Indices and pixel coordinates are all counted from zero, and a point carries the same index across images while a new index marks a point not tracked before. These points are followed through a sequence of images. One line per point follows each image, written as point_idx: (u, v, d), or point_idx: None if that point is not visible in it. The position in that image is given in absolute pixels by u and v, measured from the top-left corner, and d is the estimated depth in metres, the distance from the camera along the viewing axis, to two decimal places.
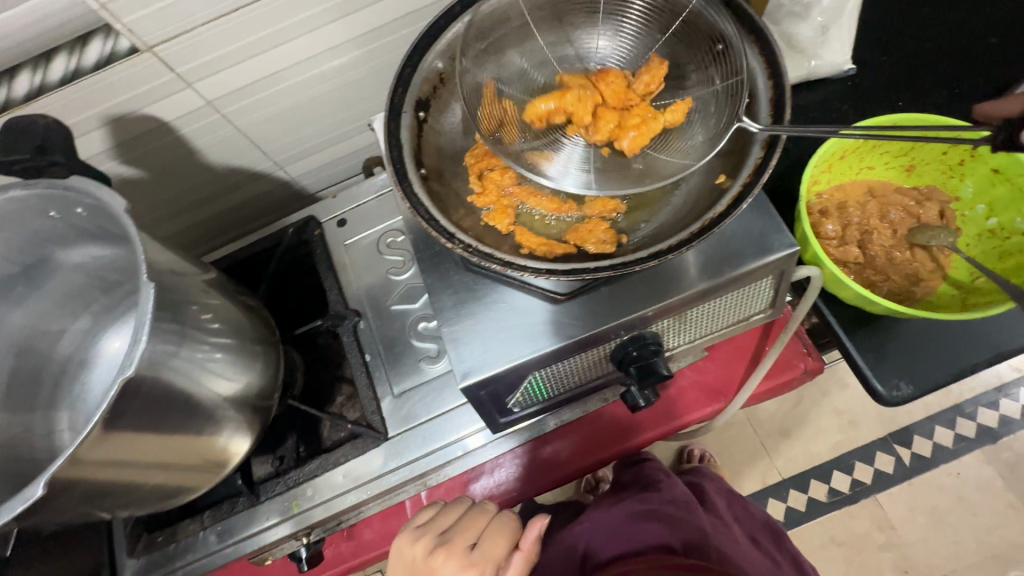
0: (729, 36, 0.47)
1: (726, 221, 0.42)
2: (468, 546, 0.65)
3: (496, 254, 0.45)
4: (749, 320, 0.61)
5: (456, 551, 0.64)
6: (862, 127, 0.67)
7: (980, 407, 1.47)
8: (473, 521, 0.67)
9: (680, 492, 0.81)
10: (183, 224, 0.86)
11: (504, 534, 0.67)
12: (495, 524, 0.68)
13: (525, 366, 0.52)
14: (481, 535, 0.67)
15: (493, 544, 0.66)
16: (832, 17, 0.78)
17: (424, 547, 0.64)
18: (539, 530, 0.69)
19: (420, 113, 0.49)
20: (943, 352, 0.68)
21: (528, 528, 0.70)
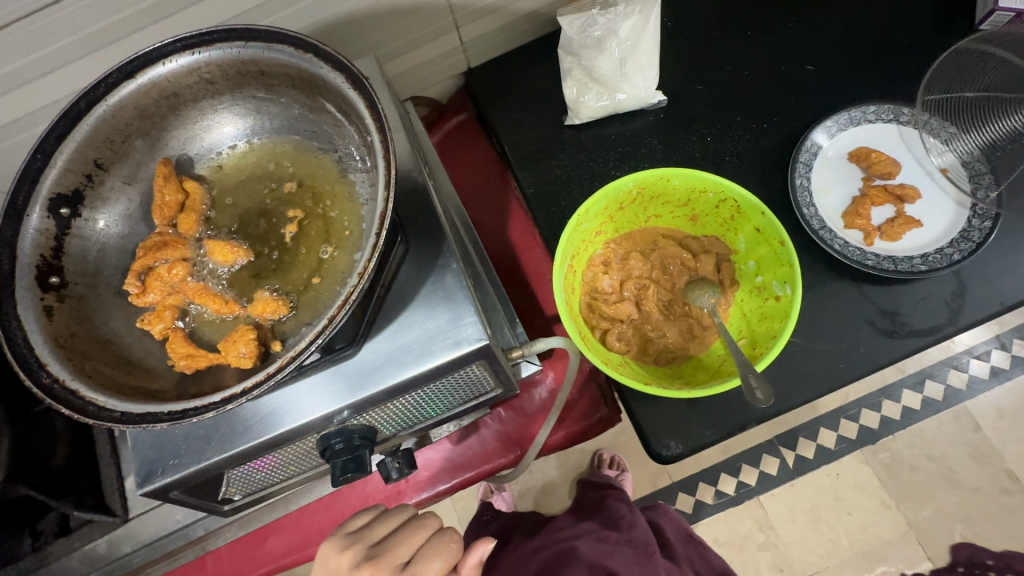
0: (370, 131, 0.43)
1: (308, 357, 0.37)
2: (399, 563, 0.53)
3: (91, 386, 0.39)
4: (487, 395, 0.59)
5: (384, 564, 0.53)
6: (629, 180, 0.65)
7: (863, 409, 1.43)
8: (411, 537, 0.56)
9: (642, 533, 0.82)
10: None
11: (447, 554, 0.54)
12: (432, 544, 0.55)
13: (214, 467, 0.50)
14: (418, 552, 0.55)
15: (427, 566, 0.53)
16: (629, 49, 0.73)
17: (349, 560, 0.53)
18: (483, 554, 0.54)
19: (59, 211, 0.45)
20: (715, 409, 0.68)
21: (472, 546, 0.56)
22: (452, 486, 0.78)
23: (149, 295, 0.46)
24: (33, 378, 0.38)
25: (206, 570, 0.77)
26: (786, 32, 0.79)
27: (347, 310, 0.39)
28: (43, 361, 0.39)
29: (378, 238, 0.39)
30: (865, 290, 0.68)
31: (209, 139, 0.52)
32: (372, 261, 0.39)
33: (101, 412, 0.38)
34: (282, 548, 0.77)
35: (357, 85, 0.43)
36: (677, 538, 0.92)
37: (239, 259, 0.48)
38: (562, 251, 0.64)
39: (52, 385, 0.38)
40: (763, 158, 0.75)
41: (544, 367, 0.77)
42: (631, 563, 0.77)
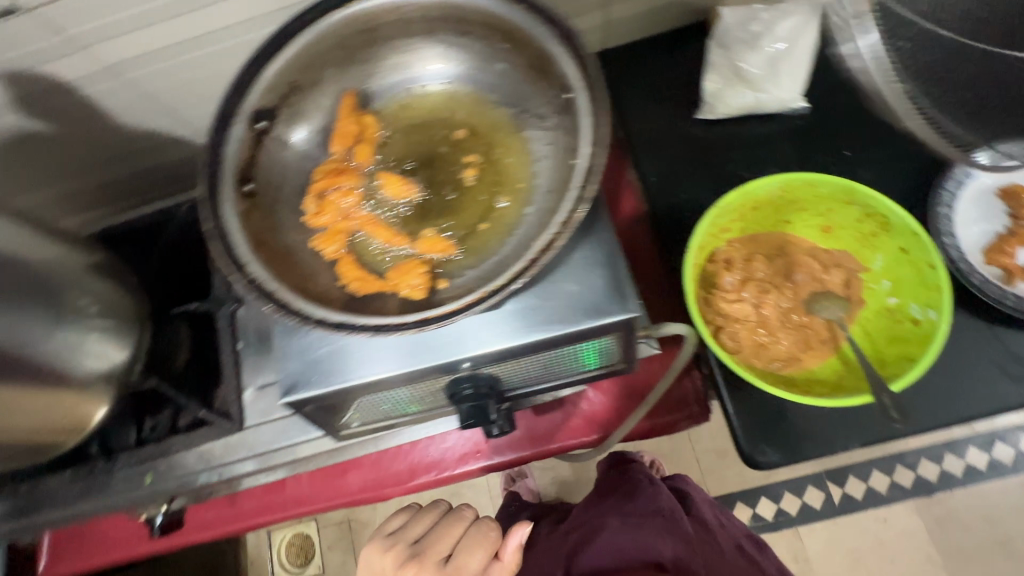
0: (571, 89, 0.44)
1: (500, 297, 0.38)
2: (442, 558, 0.65)
3: (282, 291, 0.42)
4: (604, 370, 0.60)
5: (427, 561, 0.64)
6: (775, 181, 0.63)
7: (922, 459, 1.38)
8: (447, 534, 0.67)
9: (666, 500, 0.78)
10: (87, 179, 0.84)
11: (486, 542, 0.67)
12: (472, 535, 0.67)
13: (351, 389, 0.53)
14: (457, 547, 0.66)
15: (468, 557, 0.65)
16: (784, 50, 0.72)
17: (395, 559, 0.65)
18: (520, 537, 0.67)
19: (256, 125, 0.47)
20: (818, 425, 0.66)
21: (510, 534, 0.68)
22: (527, 456, 0.78)
23: (325, 217, 0.48)
24: (238, 275, 0.41)
25: (285, 492, 0.81)
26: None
27: (539, 256, 0.40)
28: (244, 261, 0.42)
29: (575, 191, 0.40)
30: (997, 332, 0.66)
31: (390, 77, 0.53)
32: (564, 216, 0.40)
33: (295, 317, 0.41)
34: (359, 484, 0.80)
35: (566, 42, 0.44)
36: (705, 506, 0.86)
37: (409, 197, 0.50)
38: (693, 241, 0.64)
39: (252, 286, 0.42)
40: (902, 181, 0.73)
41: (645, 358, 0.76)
42: (662, 535, 0.73)
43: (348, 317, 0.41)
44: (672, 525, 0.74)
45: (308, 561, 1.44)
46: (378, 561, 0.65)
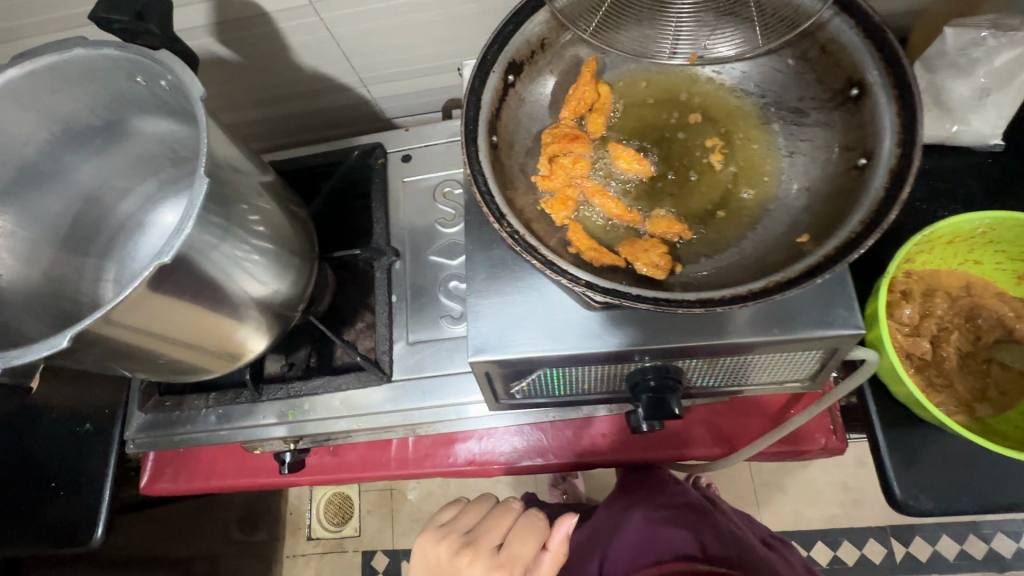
0: (867, 82, 0.41)
1: (793, 291, 0.37)
2: (493, 546, 0.59)
3: (542, 249, 0.41)
4: (781, 385, 0.57)
5: (481, 550, 0.58)
6: (989, 217, 0.59)
7: (998, 532, 1.38)
8: (497, 524, 0.61)
9: (696, 496, 0.80)
10: (245, 110, 0.85)
11: (531, 532, 0.60)
12: (521, 525, 0.60)
13: (539, 360, 0.51)
14: (509, 533, 0.60)
15: (521, 545, 0.58)
16: (997, 81, 0.67)
17: (449, 548, 0.59)
18: (569, 528, 0.59)
19: (509, 77, 0.46)
20: (981, 480, 0.63)
21: (557, 524, 0.60)
22: (640, 457, 0.76)
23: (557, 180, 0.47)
24: (499, 227, 0.41)
25: (390, 452, 0.80)
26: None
27: (831, 255, 0.38)
28: (503, 211, 0.42)
29: (874, 191, 0.38)
30: None
31: (633, 48, 0.51)
32: (862, 216, 0.38)
33: (559, 277, 0.40)
34: (465, 456, 0.78)
35: (867, 33, 0.41)
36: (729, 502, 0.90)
37: (639, 172, 0.48)
38: (888, 266, 0.60)
39: (514, 239, 0.41)
40: None
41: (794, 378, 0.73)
42: (687, 529, 0.76)
43: (615, 285, 0.40)
44: (701, 522, 0.77)
45: (345, 521, 1.41)
46: (433, 546, 0.59)
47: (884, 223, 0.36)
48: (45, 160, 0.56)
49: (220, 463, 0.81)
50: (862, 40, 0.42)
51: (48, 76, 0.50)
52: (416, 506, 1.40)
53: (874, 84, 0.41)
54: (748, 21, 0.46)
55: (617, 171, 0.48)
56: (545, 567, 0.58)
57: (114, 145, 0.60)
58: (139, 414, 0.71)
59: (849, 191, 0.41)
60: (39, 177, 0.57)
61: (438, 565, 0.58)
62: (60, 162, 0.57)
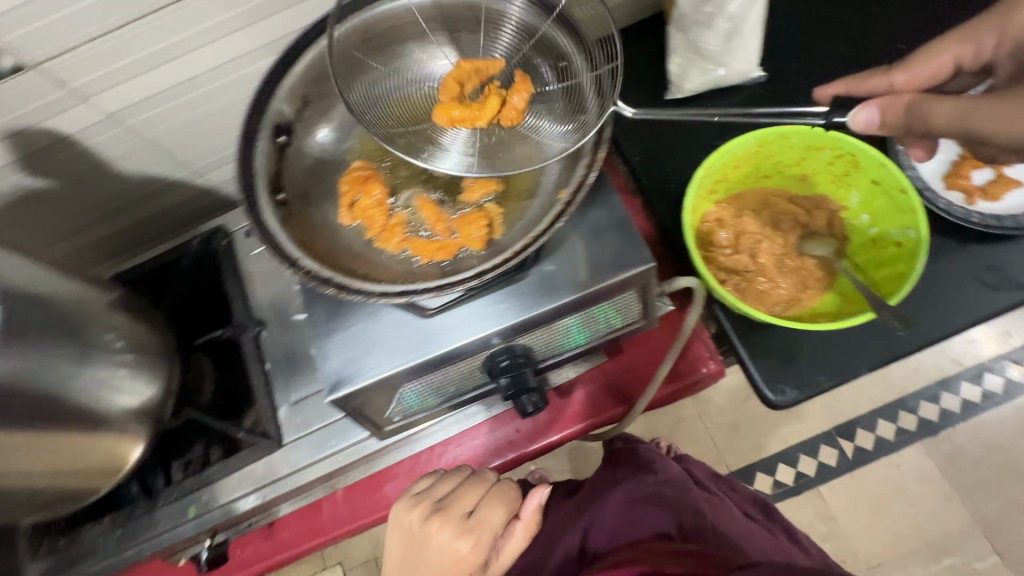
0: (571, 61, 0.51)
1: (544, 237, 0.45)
2: (465, 514, 0.65)
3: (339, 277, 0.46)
4: (626, 329, 0.64)
5: (449, 517, 0.64)
6: (751, 137, 0.68)
7: (921, 401, 1.51)
8: (469, 493, 0.68)
9: (676, 470, 0.73)
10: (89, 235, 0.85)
11: (501, 512, 0.67)
12: (491, 494, 0.68)
13: (394, 379, 0.54)
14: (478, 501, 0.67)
15: (489, 513, 0.66)
16: (738, 25, 0.78)
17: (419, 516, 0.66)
18: (541, 498, 0.68)
19: (278, 138, 0.50)
20: (832, 358, 0.71)
21: (529, 496, 0.69)
22: (559, 439, 0.80)
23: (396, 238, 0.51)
24: (294, 271, 0.45)
25: (323, 516, 0.80)
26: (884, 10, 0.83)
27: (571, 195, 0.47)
28: (297, 257, 0.46)
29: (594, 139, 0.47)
30: (972, 249, 0.72)
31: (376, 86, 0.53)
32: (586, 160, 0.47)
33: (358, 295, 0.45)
34: (396, 495, 0.80)
35: (554, 24, 0.52)
36: (708, 476, 0.87)
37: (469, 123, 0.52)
38: (686, 204, 0.68)
39: (312, 276, 0.45)
40: None
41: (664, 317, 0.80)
42: (664, 505, 0.66)
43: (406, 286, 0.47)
44: (680, 493, 0.69)
45: None
46: (406, 515, 0.66)
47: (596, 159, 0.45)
48: None
49: None
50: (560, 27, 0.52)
51: None
52: None
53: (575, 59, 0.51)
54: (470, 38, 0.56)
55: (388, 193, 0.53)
56: (518, 536, 0.67)
57: None
58: (38, 564, 0.68)
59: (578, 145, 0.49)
60: None
61: (409, 532, 0.65)
62: None
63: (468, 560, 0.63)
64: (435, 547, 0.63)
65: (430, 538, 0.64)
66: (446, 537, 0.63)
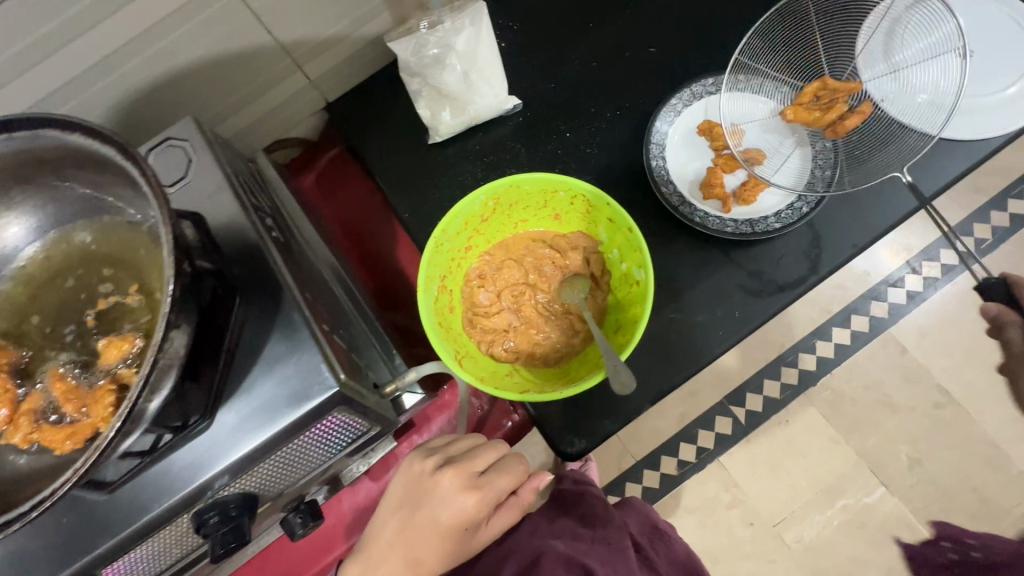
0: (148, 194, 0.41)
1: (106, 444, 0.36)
2: (475, 471, 0.62)
3: None
4: (375, 432, 0.59)
5: (464, 470, 0.61)
6: (480, 193, 0.65)
7: (801, 354, 1.50)
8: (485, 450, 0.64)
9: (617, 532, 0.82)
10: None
11: (514, 475, 0.62)
12: (506, 459, 0.63)
13: (84, 570, 0.49)
14: (495, 463, 0.63)
15: (501, 478, 0.61)
16: (470, 61, 0.74)
17: (433, 466, 0.62)
18: (542, 482, 0.65)
19: None
20: (613, 397, 0.69)
21: (534, 477, 0.66)
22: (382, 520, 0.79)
23: (23, 431, 0.44)
24: None
25: None
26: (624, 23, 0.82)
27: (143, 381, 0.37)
28: None
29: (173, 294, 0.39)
30: (733, 257, 0.71)
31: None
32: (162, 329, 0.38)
33: None
34: None
35: (123, 151, 0.42)
36: (642, 531, 0.93)
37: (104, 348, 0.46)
38: (424, 276, 0.63)
39: None
40: (622, 145, 0.78)
41: (450, 387, 0.80)
42: (602, 551, 0.77)
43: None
44: (616, 552, 0.78)
45: None
46: (417, 463, 0.64)
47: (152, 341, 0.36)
48: None
49: None
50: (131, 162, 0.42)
51: None
52: None
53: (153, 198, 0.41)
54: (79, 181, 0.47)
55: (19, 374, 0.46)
56: (507, 509, 0.63)
57: None
58: None
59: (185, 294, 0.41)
60: None
61: (416, 480, 0.62)
62: None
63: (471, 516, 0.60)
64: (440, 496, 0.59)
65: (436, 491, 0.60)
66: (452, 487, 0.60)
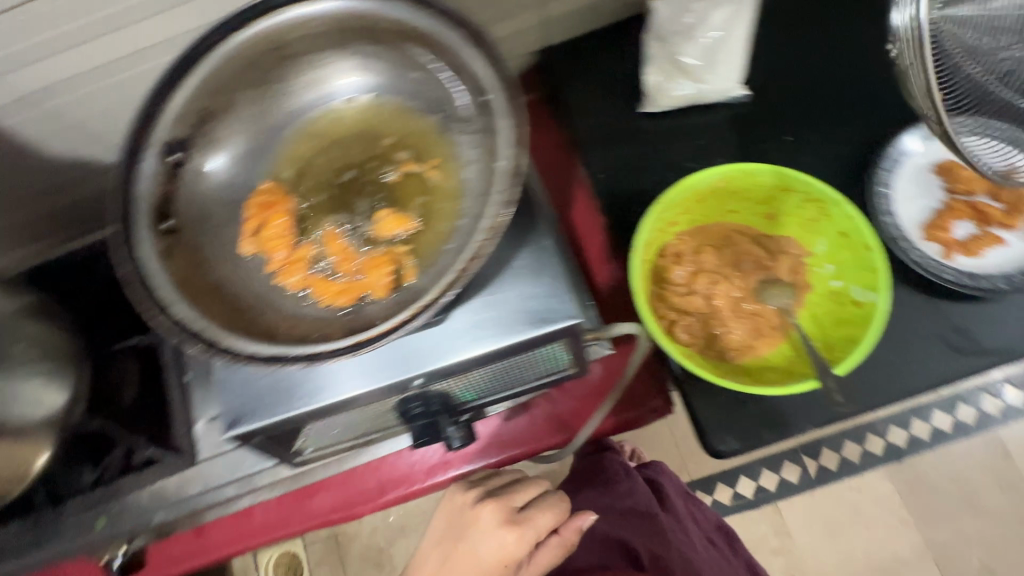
0: (489, 94, 0.44)
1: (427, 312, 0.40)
2: (516, 508, 0.63)
3: (208, 331, 0.42)
4: (562, 373, 0.60)
5: (505, 505, 0.63)
6: (714, 172, 0.64)
7: (890, 426, 1.39)
8: (526, 487, 0.66)
9: (643, 496, 0.82)
10: (4, 222, 0.78)
11: (555, 514, 0.63)
12: (547, 500, 0.64)
13: (297, 418, 0.51)
14: (534, 503, 0.64)
15: (540, 515, 0.62)
16: (719, 40, 0.71)
17: (473, 499, 0.65)
18: (584, 522, 0.64)
19: (169, 158, 0.46)
20: (780, 409, 0.67)
21: (576, 517, 0.65)
22: (501, 461, 0.78)
23: (295, 276, 0.46)
24: (159, 319, 0.41)
25: (250, 520, 0.79)
26: (872, 41, 0.79)
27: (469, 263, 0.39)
28: (165, 304, 0.41)
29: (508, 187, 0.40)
30: (942, 306, 0.68)
31: (284, 105, 0.51)
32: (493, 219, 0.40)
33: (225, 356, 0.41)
34: (325, 506, 0.79)
35: (472, 45, 0.45)
36: (678, 493, 0.89)
37: (379, 219, 0.48)
38: (638, 239, 0.64)
39: (177, 327, 0.41)
40: (843, 162, 0.75)
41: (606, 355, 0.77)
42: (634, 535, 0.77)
43: (281, 348, 0.41)
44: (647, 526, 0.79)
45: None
46: (460, 494, 0.67)
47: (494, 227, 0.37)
48: None
49: None
50: (480, 57, 0.44)
51: None
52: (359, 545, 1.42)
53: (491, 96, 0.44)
54: (393, 58, 0.49)
55: (295, 222, 0.49)
56: (552, 548, 0.63)
57: None
58: None
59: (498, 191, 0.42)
60: None
61: (459, 514, 0.65)
62: None
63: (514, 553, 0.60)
64: (478, 534, 0.62)
65: (473, 524, 0.63)
66: (492, 522, 0.62)
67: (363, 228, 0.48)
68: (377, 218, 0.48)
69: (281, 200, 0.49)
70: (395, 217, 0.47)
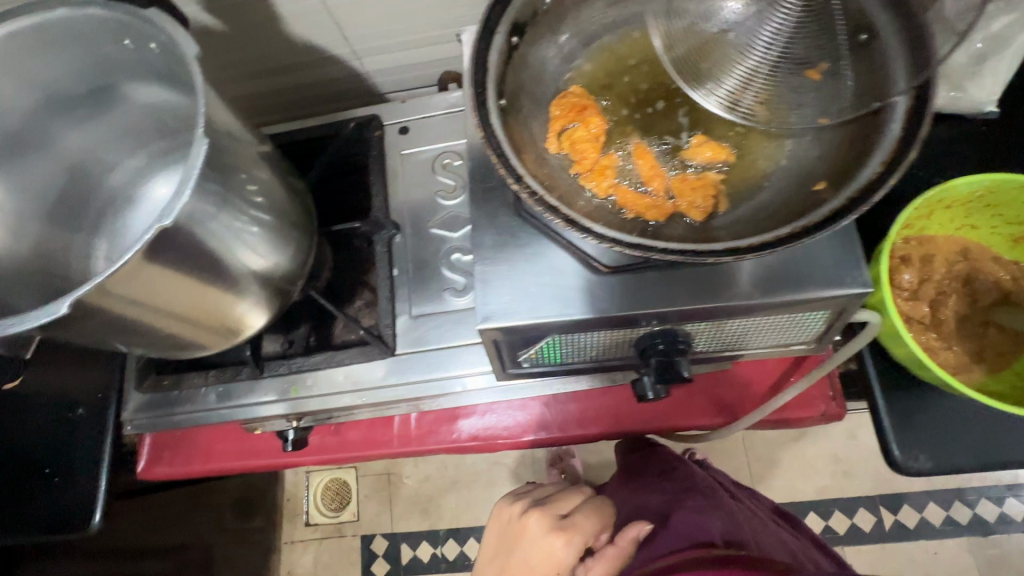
0: (877, 29, 0.41)
1: (818, 237, 0.37)
2: (560, 516, 0.74)
3: (563, 208, 0.40)
4: (789, 348, 0.59)
5: (551, 515, 0.73)
6: (988, 179, 0.60)
7: (983, 497, 1.20)
8: (568, 501, 0.77)
9: (703, 481, 0.81)
10: (246, 91, 0.84)
11: (591, 521, 0.73)
12: (585, 508, 0.75)
13: (548, 327, 0.51)
14: (573, 510, 0.75)
15: (582, 519, 0.73)
16: (997, 46, 0.63)
17: (519, 510, 0.76)
18: (637, 531, 0.73)
19: (513, 37, 0.45)
20: (982, 438, 0.64)
21: (626, 528, 0.74)
22: (656, 428, 0.75)
23: (606, 182, 0.46)
24: (515, 187, 0.40)
25: (392, 429, 0.80)
26: None
27: (854, 199, 0.38)
28: (520, 174, 0.41)
29: (891, 132, 0.39)
30: None
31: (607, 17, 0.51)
32: (880, 159, 0.39)
33: (583, 233, 0.40)
34: (468, 432, 0.78)
35: None
36: (731, 483, 0.90)
37: (692, 144, 0.47)
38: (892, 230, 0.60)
39: (534, 198, 0.40)
40: None
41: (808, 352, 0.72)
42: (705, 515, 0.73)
43: (642, 240, 0.40)
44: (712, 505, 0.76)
45: (342, 506, 1.38)
46: (510, 508, 0.77)
47: (905, 165, 0.37)
48: (28, 127, 0.56)
49: (218, 446, 0.81)
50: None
51: (29, 36, 0.48)
52: (412, 487, 1.37)
53: (879, 37, 0.41)
54: None
55: (602, 130, 0.48)
56: (605, 559, 0.71)
57: (102, 113, 0.59)
58: (135, 395, 0.72)
59: (862, 138, 0.41)
60: (21, 144, 0.56)
61: (509, 526, 0.75)
62: (44, 130, 0.57)
63: (561, 556, 0.69)
64: (532, 538, 0.71)
65: (523, 533, 0.72)
66: (540, 528, 0.71)
67: (671, 151, 0.48)
68: (691, 144, 0.47)
69: (589, 105, 0.49)
70: (710, 145, 0.47)
